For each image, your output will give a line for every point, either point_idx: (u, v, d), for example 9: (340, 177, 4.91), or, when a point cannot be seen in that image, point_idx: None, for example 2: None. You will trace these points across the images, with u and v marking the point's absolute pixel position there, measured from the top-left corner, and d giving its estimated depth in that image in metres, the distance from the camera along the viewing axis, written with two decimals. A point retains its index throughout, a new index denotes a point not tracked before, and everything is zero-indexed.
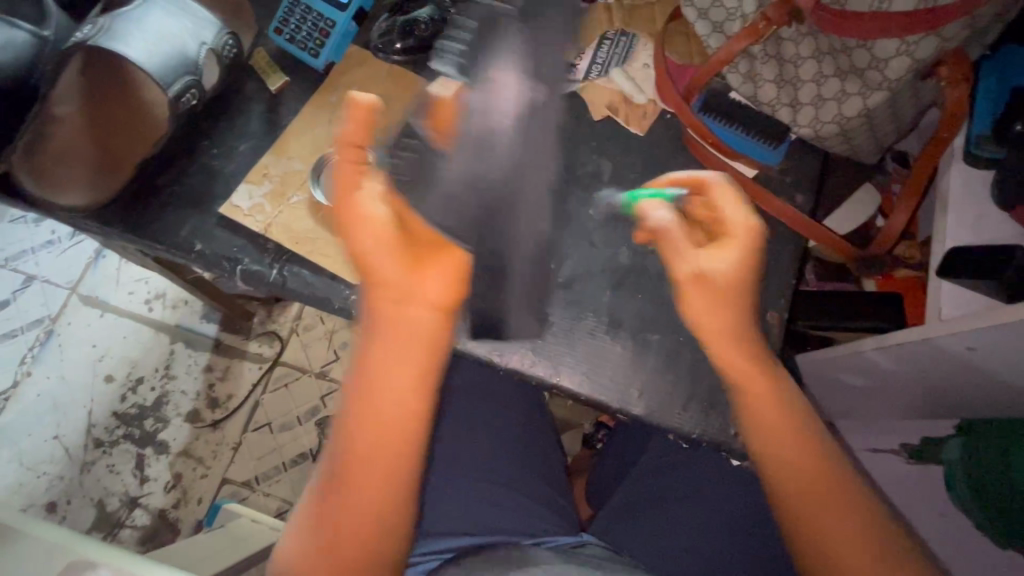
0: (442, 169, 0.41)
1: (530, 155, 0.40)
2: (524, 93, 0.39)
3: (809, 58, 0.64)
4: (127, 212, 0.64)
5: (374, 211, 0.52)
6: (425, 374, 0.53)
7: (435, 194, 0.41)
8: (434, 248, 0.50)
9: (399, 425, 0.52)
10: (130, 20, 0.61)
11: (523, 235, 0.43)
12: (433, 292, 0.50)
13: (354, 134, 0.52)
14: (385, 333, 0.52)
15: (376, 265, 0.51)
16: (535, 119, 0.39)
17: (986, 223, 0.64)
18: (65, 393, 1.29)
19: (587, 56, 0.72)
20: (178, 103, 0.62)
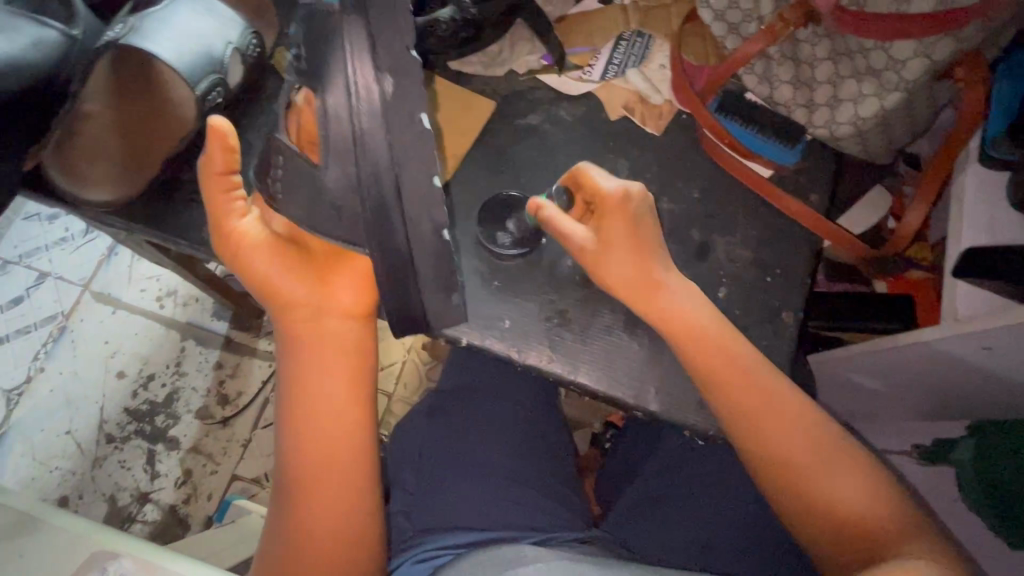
0: (324, 178, 0.51)
1: (418, 155, 0.51)
2: (369, 92, 0.49)
3: (826, 59, 0.65)
4: (149, 208, 0.65)
5: (260, 237, 0.57)
6: (355, 378, 0.59)
7: (324, 202, 0.52)
8: (328, 262, 0.59)
9: (338, 425, 0.57)
10: (157, 20, 0.63)
11: (419, 216, 0.52)
12: (342, 301, 0.59)
13: (219, 160, 0.53)
14: (294, 342, 0.58)
15: (283, 289, 0.57)
16: (396, 122, 0.50)
17: (1001, 224, 0.64)
18: (77, 389, 1.30)
19: (604, 57, 0.73)
20: (204, 101, 0.63)
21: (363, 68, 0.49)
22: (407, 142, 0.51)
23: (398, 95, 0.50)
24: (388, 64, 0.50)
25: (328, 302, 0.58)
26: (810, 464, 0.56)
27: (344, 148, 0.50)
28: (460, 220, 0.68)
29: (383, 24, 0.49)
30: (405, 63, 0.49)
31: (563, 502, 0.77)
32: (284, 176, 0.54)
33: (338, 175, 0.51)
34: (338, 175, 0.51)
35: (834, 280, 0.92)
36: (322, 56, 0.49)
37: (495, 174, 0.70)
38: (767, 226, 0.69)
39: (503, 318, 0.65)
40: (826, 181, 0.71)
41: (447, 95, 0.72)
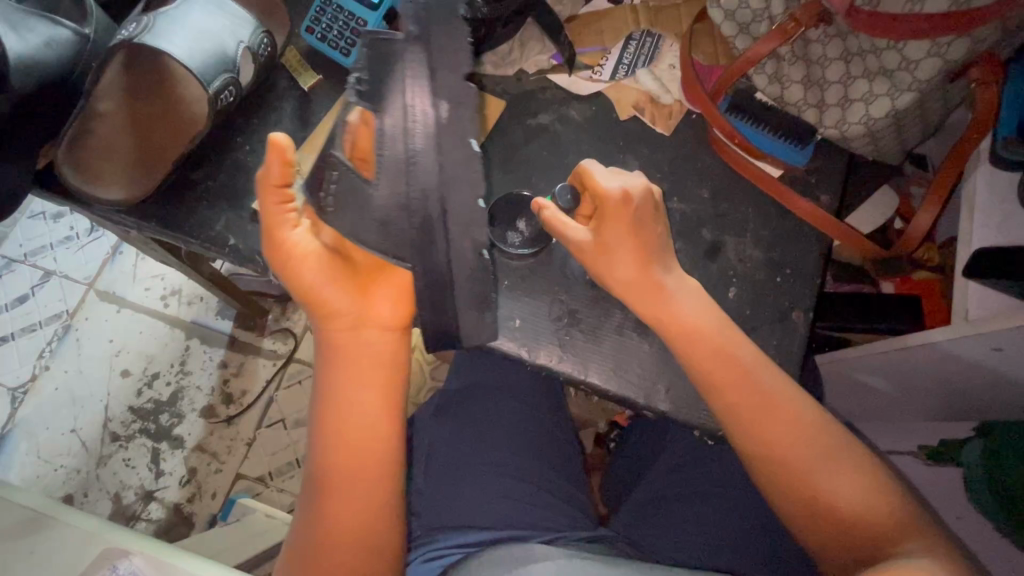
0: (373, 195, 0.50)
1: (465, 179, 0.51)
2: (434, 128, 0.49)
3: (837, 58, 0.65)
4: (160, 207, 0.65)
5: (305, 248, 0.55)
6: (391, 388, 0.59)
7: (370, 217, 0.51)
8: (371, 275, 0.58)
9: (367, 432, 0.57)
10: (170, 18, 0.63)
11: (460, 238, 0.52)
12: (382, 315, 0.58)
13: (277, 174, 0.52)
14: (332, 352, 0.58)
15: (325, 297, 0.56)
16: (459, 155, 0.50)
17: (1012, 225, 0.64)
18: (82, 387, 1.31)
19: (613, 57, 0.73)
20: (216, 99, 0.63)
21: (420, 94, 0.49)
22: (456, 165, 0.50)
23: (453, 120, 0.50)
24: (446, 90, 0.49)
25: (368, 316, 0.58)
26: (816, 473, 0.56)
27: (395, 168, 0.50)
28: None
29: (442, 50, 0.49)
30: (459, 86, 0.50)
31: (571, 502, 0.77)
32: (336, 191, 0.52)
33: (388, 194, 0.50)
34: (388, 191, 0.50)
35: (840, 281, 0.93)
36: (385, 84, 0.49)
37: (505, 174, 0.70)
38: (776, 226, 0.69)
39: (513, 317, 0.65)
40: (837, 180, 0.71)
41: None
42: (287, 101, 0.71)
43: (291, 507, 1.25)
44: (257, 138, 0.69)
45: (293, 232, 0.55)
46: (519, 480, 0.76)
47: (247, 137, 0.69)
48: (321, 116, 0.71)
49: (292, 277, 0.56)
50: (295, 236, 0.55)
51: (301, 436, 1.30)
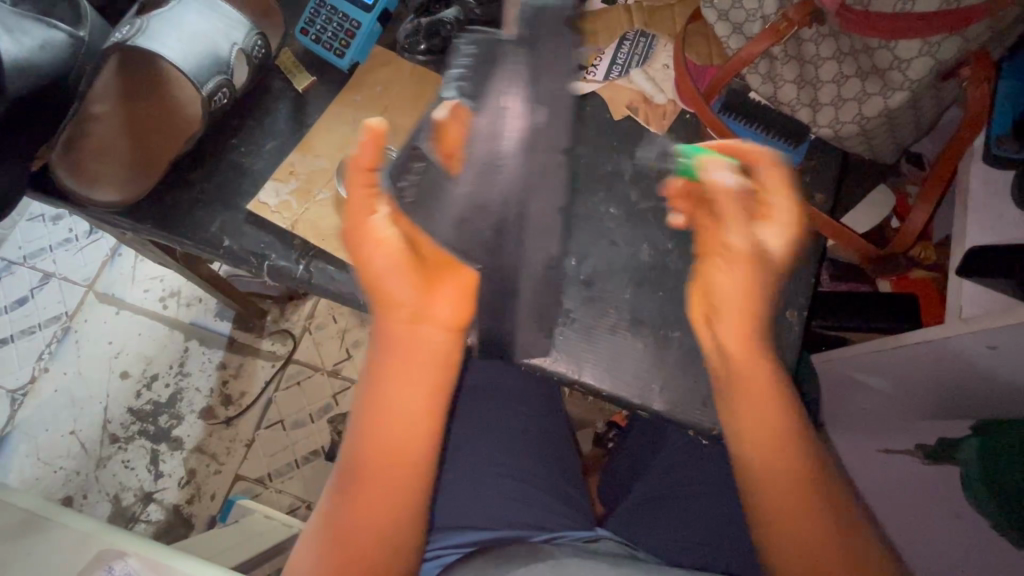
0: (454, 190, 0.47)
1: (548, 186, 0.47)
2: (527, 122, 0.45)
3: (830, 58, 0.65)
4: (155, 208, 0.66)
5: (382, 236, 0.54)
6: (437, 391, 0.56)
7: (450, 212, 0.48)
8: (437, 272, 0.55)
9: (407, 432, 0.55)
10: (165, 20, 0.63)
11: (535, 245, 0.51)
12: (440, 313, 0.55)
13: (369, 157, 0.52)
14: (386, 347, 0.56)
15: (388, 286, 0.55)
16: (541, 155, 0.46)
17: (1006, 223, 0.64)
18: (82, 389, 1.31)
19: (608, 57, 0.74)
20: (211, 101, 0.63)
21: (518, 96, 0.44)
22: (538, 173, 0.47)
23: (550, 127, 0.45)
24: (546, 96, 0.45)
25: (427, 312, 0.55)
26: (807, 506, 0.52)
27: (480, 167, 0.46)
28: None
29: (548, 57, 0.44)
30: (559, 90, 0.44)
31: (568, 502, 0.77)
32: (419, 183, 0.50)
33: (464, 199, 0.47)
34: (465, 195, 0.47)
35: (836, 281, 0.93)
36: (486, 83, 0.45)
37: None
38: None
39: None
40: (833, 180, 0.70)
41: None
42: (282, 103, 0.71)
43: (290, 508, 1.25)
44: (252, 140, 0.70)
45: (377, 215, 0.55)
46: (516, 481, 0.76)
47: (243, 138, 0.69)
48: (315, 117, 0.71)
49: (366, 262, 0.55)
50: (376, 221, 0.55)
51: (300, 437, 1.29)
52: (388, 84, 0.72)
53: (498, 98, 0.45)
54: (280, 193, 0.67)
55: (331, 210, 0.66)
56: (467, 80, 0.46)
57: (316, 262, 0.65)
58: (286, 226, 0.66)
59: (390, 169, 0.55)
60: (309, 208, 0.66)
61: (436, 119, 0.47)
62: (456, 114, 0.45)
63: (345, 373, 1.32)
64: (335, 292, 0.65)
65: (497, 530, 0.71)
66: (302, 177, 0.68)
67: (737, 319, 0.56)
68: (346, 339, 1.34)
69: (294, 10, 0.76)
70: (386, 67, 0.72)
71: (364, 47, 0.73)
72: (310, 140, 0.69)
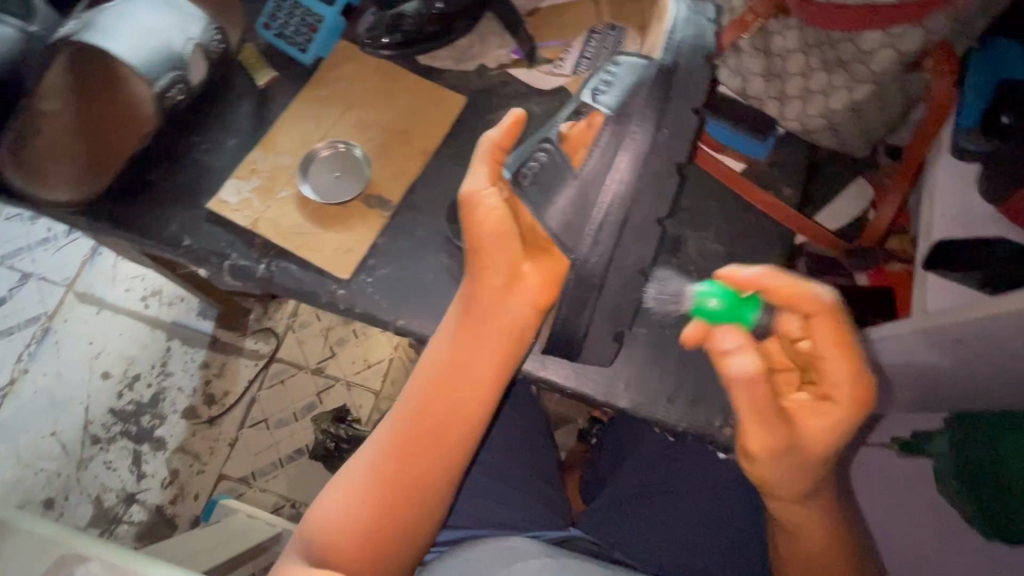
0: (568, 185, 0.54)
1: (654, 195, 0.54)
2: (636, 143, 0.54)
3: (797, 50, 0.65)
4: (117, 207, 0.67)
5: (490, 204, 0.55)
6: (504, 365, 0.57)
7: (562, 201, 0.54)
8: (536, 250, 0.57)
9: (467, 394, 0.56)
10: (114, 16, 0.61)
11: (626, 251, 0.54)
12: (529, 289, 0.55)
13: (504, 143, 0.57)
14: (469, 314, 0.56)
15: (485, 252, 0.55)
16: (664, 169, 0.54)
17: (974, 216, 0.64)
18: (63, 390, 1.28)
19: (573, 57, 0.72)
20: (164, 97, 0.63)
21: (649, 118, 0.54)
22: (651, 182, 0.54)
23: (672, 139, 0.54)
24: (673, 115, 0.55)
25: (517, 286, 0.55)
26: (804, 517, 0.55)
27: (594, 171, 0.54)
28: (429, 217, 0.67)
29: (682, 83, 0.55)
30: (685, 114, 0.55)
31: (543, 499, 0.76)
32: (537, 171, 0.56)
33: (574, 190, 0.54)
34: (576, 193, 0.54)
35: None
36: (621, 100, 0.55)
37: (465, 169, 0.69)
38: (737, 221, 0.69)
39: None
40: (799, 174, 0.70)
41: (416, 89, 0.71)
42: (244, 100, 0.71)
43: (274, 507, 1.20)
44: (214, 137, 0.69)
45: (475, 182, 0.56)
46: (489, 479, 0.74)
47: (204, 136, 0.69)
48: (278, 113, 0.71)
49: (469, 227, 0.55)
50: (480, 188, 0.55)
51: (284, 437, 1.25)
52: (352, 79, 0.71)
53: (631, 110, 0.54)
54: (241, 191, 0.67)
55: (293, 208, 0.66)
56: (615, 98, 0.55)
57: (277, 261, 0.65)
58: (246, 224, 0.66)
59: (515, 158, 0.58)
60: (271, 206, 0.66)
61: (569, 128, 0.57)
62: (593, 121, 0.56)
63: (330, 371, 1.27)
64: (296, 289, 0.65)
65: (467, 528, 0.72)
66: (264, 175, 0.67)
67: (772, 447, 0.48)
68: (330, 337, 1.29)
69: (258, 6, 0.75)
70: (349, 61, 0.72)
71: (328, 42, 0.72)
72: (272, 137, 0.69)
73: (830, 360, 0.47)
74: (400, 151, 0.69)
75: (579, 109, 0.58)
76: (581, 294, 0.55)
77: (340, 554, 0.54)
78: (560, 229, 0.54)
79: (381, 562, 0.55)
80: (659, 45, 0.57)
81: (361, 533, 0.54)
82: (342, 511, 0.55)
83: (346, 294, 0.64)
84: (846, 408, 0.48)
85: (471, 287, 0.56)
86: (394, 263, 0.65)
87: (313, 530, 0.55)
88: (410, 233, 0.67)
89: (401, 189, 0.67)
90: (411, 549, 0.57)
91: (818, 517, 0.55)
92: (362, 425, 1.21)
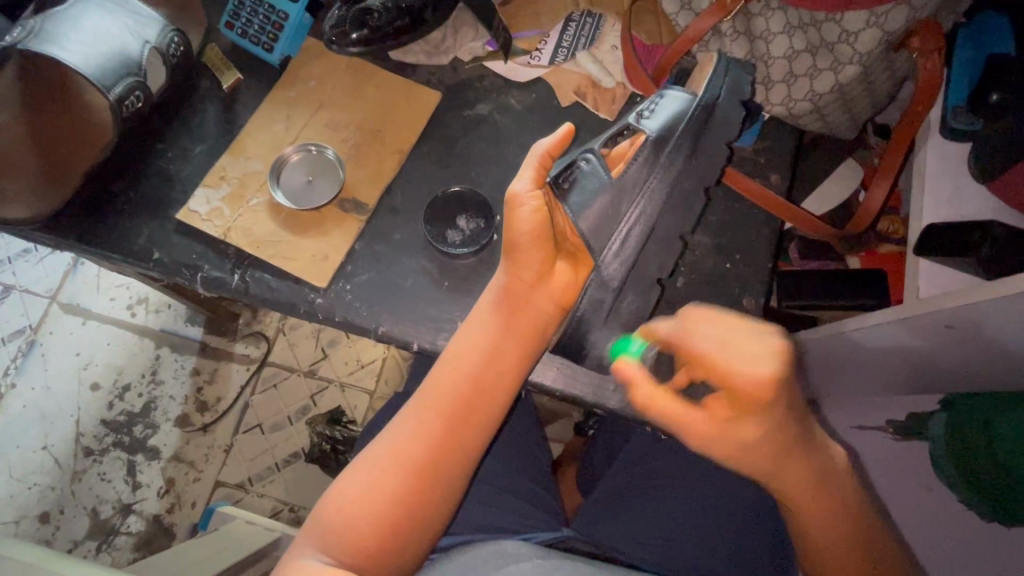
0: (602, 200, 0.58)
1: (679, 212, 0.61)
2: (671, 173, 0.60)
3: (780, 33, 0.62)
4: (82, 221, 0.65)
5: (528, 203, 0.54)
6: (529, 359, 0.56)
7: (594, 212, 0.57)
8: (566, 253, 0.57)
9: (493, 388, 0.54)
10: (62, 19, 0.59)
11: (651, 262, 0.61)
12: (558, 289, 0.56)
13: (556, 152, 0.56)
14: (503, 309, 0.55)
15: (522, 249, 0.54)
16: (685, 197, 0.61)
17: (963, 197, 0.63)
18: (52, 403, 1.24)
19: (552, 41, 0.70)
20: (121, 105, 0.60)
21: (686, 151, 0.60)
22: (679, 200, 0.61)
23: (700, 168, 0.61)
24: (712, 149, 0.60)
25: (549, 284, 0.55)
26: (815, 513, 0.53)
27: (625, 188, 0.58)
28: (407, 219, 0.65)
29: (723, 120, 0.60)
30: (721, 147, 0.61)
31: (538, 502, 0.74)
32: (576, 179, 0.58)
33: (610, 198, 0.58)
34: (611, 200, 0.58)
35: (807, 258, 0.90)
36: (670, 127, 0.59)
37: (442, 168, 0.67)
38: (724, 211, 0.67)
39: (455, 319, 0.62)
40: (787, 160, 0.68)
41: (390, 87, 0.69)
42: (210, 104, 0.69)
43: (273, 512, 1.18)
44: (181, 145, 0.68)
45: (520, 183, 0.54)
46: (482, 484, 0.73)
47: (169, 144, 0.68)
48: (246, 117, 0.69)
49: (508, 226, 0.54)
50: (523, 190, 0.54)
51: (279, 441, 1.23)
52: (322, 79, 0.69)
53: (673, 138, 0.59)
54: (211, 200, 0.65)
55: (265, 215, 0.64)
56: (664, 124, 0.59)
57: (251, 271, 0.64)
58: (218, 234, 0.64)
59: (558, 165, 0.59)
60: (241, 214, 0.64)
61: (616, 150, 0.61)
62: (638, 142, 0.60)
63: (322, 373, 1.25)
64: (271, 299, 0.63)
65: (460, 534, 0.69)
66: (234, 182, 0.65)
67: (727, 451, 0.50)
68: (322, 338, 1.27)
69: (220, 5, 0.73)
70: (319, 60, 0.69)
71: (294, 40, 0.69)
72: (240, 142, 0.67)
73: (710, 367, 0.49)
74: (374, 152, 0.67)
75: (622, 129, 0.62)
76: (600, 294, 0.59)
77: (357, 548, 0.50)
78: (591, 231, 0.57)
79: (395, 559, 0.51)
80: (704, 79, 0.61)
81: (380, 527, 0.50)
82: (360, 503, 0.51)
83: (324, 302, 0.63)
84: (744, 406, 0.48)
85: (505, 282, 0.55)
86: (372, 269, 0.64)
87: (328, 521, 0.51)
88: (387, 237, 0.65)
89: (376, 192, 0.65)
90: (425, 546, 0.53)
91: (805, 499, 0.52)
92: (358, 427, 1.19)
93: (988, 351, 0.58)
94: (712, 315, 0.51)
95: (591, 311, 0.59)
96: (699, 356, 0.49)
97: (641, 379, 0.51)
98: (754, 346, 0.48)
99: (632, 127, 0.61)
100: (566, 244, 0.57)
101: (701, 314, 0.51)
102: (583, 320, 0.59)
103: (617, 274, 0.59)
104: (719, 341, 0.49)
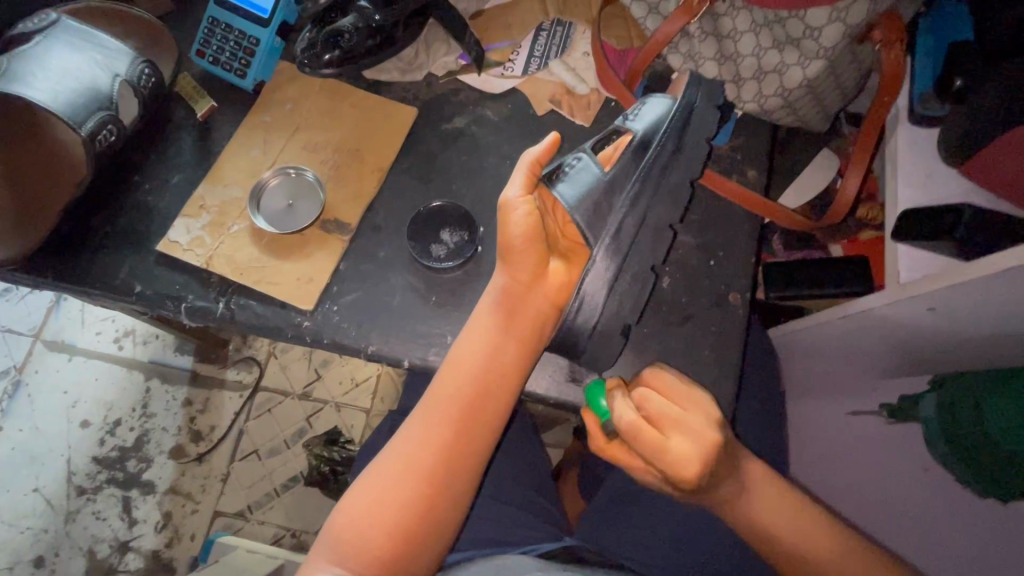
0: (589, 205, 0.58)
1: (666, 201, 0.60)
2: (662, 181, 0.60)
3: (747, 31, 0.63)
4: (59, 259, 0.64)
5: (518, 205, 0.55)
6: (532, 355, 0.56)
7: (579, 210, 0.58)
8: (561, 252, 0.61)
9: (502, 384, 0.54)
10: (33, 58, 0.59)
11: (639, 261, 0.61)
12: (553, 287, 0.58)
13: (545, 161, 0.57)
14: (503, 311, 0.56)
15: (517, 251, 0.55)
16: (667, 192, 0.60)
17: (936, 179, 0.64)
18: (41, 444, 1.22)
19: (524, 51, 0.71)
20: (95, 139, 0.60)
21: (666, 153, 0.60)
22: (665, 189, 0.60)
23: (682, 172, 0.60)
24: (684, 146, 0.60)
25: (543, 284, 0.57)
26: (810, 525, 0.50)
27: (610, 193, 0.59)
28: (391, 236, 0.65)
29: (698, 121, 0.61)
30: (695, 144, 0.60)
31: (540, 512, 0.73)
32: (572, 177, 0.59)
33: (602, 196, 0.59)
34: (602, 196, 0.59)
35: (792, 249, 0.92)
36: (654, 128, 0.60)
37: (422, 183, 0.67)
38: (706, 208, 0.68)
39: (445, 334, 0.62)
40: (762, 155, 0.69)
41: (367, 106, 0.69)
42: (185, 132, 0.69)
43: (274, 539, 1.16)
44: (158, 176, 0.67)
45: (511, 191, 0.55)
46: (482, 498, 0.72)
47: (146, 175, 0.67)
48: (222, 143, 0.69)
49: (500, 230, 0.55)
50: (515, 196, 0.55)
51: (276, 466, 1.21)
52: (297, 101, 0.69)
53: (657, 138, 0.60)
54: (191, 229, 0.64)
55: (247, 240, 0.64)
56: (646, 127, 0.60)
57: (236, 298, 0.63)
58: (199, 264, 0.63)
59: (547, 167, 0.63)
60: (223, 241, 0.64)
61: (603, 154, 0.61)
62: (622, 145, 0.61)
63: (317, 394, 1.24)
64: (258, 326, 0.63)
65: (465, 549, 0.68)
66: (214, 210, 0.65)
67: (670, 473, 0.48)
68: (314, 360, 1.26)
69: (192, 36, 0.73)
70: (294, 82, 0.69)
71: (267, 64, 0.69)
72: (218, 170, 0.66)
73: (667, 449, 0.48)
74: (354, 170, 0.67)
75: (611, 134, 0.63)
76: (592, 286, 0.57)
77: (371, 558, 0.49)
78: (586, 222, 0.58)
79: (411, 566, 0.50)
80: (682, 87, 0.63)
81: (395, 538, 0.50)
82: (373, 511, 0.50)
83: (312, 324, 0.63)
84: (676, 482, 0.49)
85: (504, 284, 0.56)
86: (359, 289, 0.63)
87: (344, 533, 0.50)
88: (373, 256, 0.65)
89: (358, 212, 0.65)
90: (440, 553, 0.53)
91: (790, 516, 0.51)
92: (356, 446, 1.19)
93: (965, 331, 0.60)
94: (670, 386, 0.51)
95: (592, 295, 0.57)
96: (653, 418, 0.49)
97: (594, 430, 0.53)
98: (686, 442, 0.48)
99: (621, 130, 0.62)
100: (560, 245, 0.62)
101: (660, 380, 0.52)
102: (577, 317, 0.57)
103: (609, 268, 0.57)
104: (668, 415, 0.49)
